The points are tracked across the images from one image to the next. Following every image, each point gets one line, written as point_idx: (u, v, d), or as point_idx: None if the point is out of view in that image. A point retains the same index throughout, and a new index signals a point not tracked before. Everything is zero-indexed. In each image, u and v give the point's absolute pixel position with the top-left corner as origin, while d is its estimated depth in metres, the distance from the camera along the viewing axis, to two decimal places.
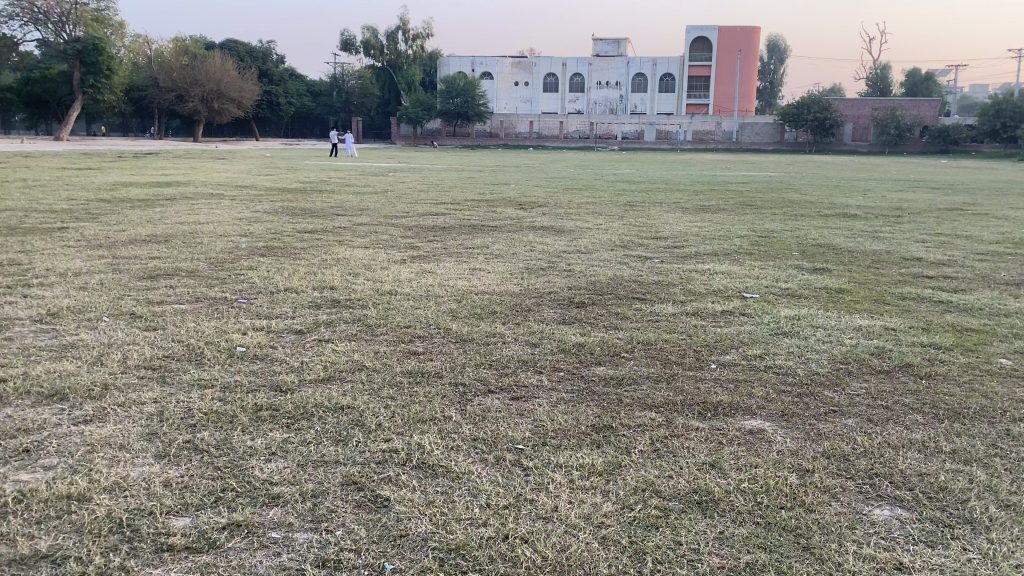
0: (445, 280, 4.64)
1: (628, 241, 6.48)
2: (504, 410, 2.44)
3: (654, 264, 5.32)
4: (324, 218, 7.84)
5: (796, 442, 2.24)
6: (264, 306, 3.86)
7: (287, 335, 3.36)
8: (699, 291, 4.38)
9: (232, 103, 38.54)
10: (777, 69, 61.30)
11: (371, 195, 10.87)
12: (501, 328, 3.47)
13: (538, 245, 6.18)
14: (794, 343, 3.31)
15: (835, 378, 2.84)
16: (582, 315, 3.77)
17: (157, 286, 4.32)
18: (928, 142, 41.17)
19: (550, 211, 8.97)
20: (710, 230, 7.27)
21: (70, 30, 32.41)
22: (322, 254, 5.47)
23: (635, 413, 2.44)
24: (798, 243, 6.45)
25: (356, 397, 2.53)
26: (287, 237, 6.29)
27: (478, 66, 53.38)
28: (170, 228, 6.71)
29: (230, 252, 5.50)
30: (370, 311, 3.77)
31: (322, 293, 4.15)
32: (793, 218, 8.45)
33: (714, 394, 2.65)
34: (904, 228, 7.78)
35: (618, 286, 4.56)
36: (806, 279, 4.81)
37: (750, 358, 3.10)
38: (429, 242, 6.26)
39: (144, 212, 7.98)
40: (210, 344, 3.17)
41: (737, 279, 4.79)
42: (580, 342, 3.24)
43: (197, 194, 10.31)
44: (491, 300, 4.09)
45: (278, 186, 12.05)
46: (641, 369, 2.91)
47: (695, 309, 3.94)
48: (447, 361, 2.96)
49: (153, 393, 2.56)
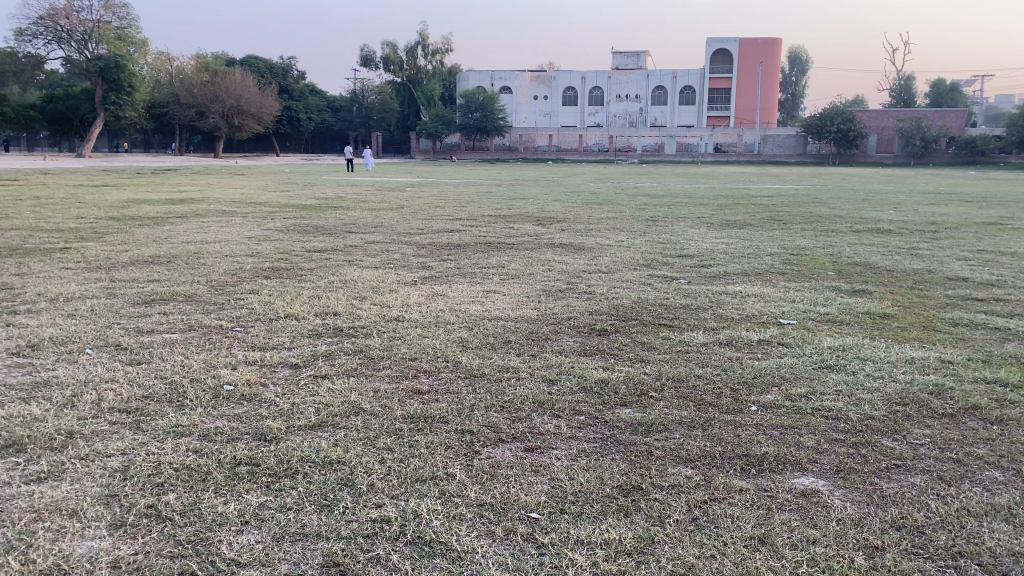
0: (458, 304, 4.34)
1: (652, 260, 6.16)
2: (516, 466, 2.12)
3: (680, 285, 4.99)
4: (337, 236, 7.58)
5: (859, 508, 1.91)
6: (262, 336, 3.59)
7: (280, 370, 3.07)
8: (730, 317, 4.05)
9: (252, 118, 38.61)
10: (799, 81, 60.73)
11: (386, 211, 10.64)
12: (515, 361, 3.15)
13: (557, 264, 5.88)
14: (842, 379, 2.96)
15: (892, 424, 2.50)
16: (604, 345, 3.44)
17: (150, 312, 4.07)
18: (955, 153, 40.50)
19: (570, 226, 8.68)
20: (738, 247, 6.95)
21: (92, 48, 32.67)
22: (330, 275, 5.20)
23: (667, 469, 2.12)
24: (832, 262, 6.09)
25: (348, 449, 2.23)
26: (294, 257, 6.05)
27: (497, 80, 53.39)
28: (176, 247, 6.49)
29: (233, 274, 5.25)
30: (374, 341, 3.48)
31: (324, 321, 3.86)
32: (825, 233, 8.11)
33: (757, 444, 2.33)
34: (943, 244, 7.40)
35: (643, 310, 4.24)
36: (847, 303, 4.46)
37: (794, 397, 2.76)
38: (442, 262, 5.98)
39: (153, 230, 7.79)
40: (196, 382, 2.88)
41: (770, 302, 4.44)
42: (603, 379, 2.92)
43: (209, 212, 10.10)
44: (505, 327, 3.78)
45: (291, 203, 11.85)
46: (672, 413, 2.59)
47: (729, 339, 3.60)
48: (454, 403, 2.64)
49: (121, 443, 2.27)
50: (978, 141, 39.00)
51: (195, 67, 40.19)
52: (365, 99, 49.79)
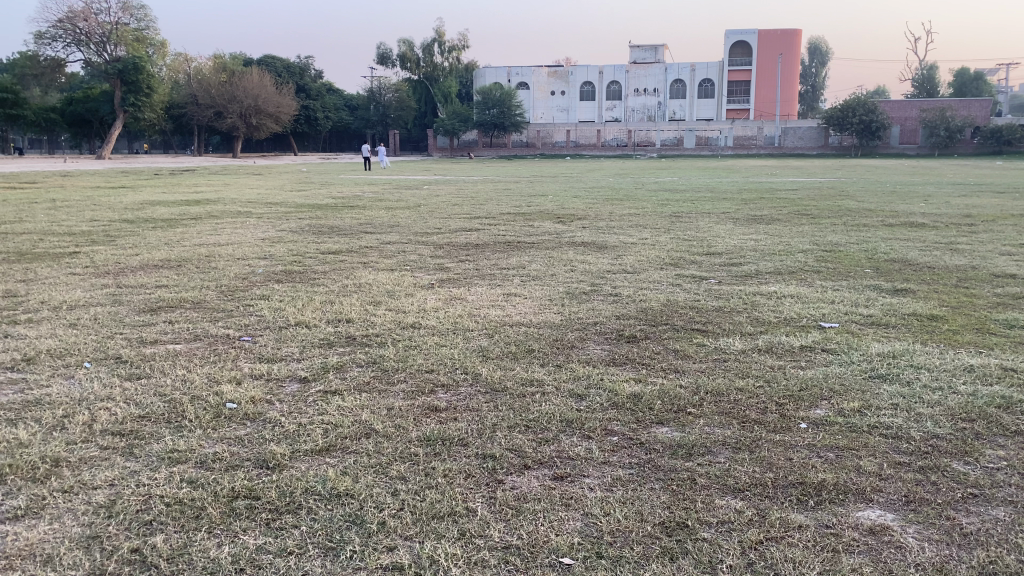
0: (476, 309, 4.12)
1: (678, 258, 5.93)
2: (545, 500, 1.89)
3: (711, 286, 4.74)
4: (352, 236, 7.40)
5: (939, 552, 1.67)
6: (270, 346, 3.39)
7: (289, 385, 2.87)
8: (767, 321, 3.79)
9: (270, 118, 38.59)
10: (819, 72, 59.96)
11: (402, 210, 10.44)
12: (539, 373, 2.93)
13: (580, 263, 5.64)
14: (897, 391, 2.71)
15: (962, 444, 2.24)
16: (635, 354, 3.21)
17: (155, 321, 3.88)
18: (981, 143, 39.81)
19: (591, 224, 8.43)
20: (767, 244, 6.68)
21: (111, 50, 32.79)
22: (343, 279, 5.00)
23: (715, 502, 1.89)
24: (869, 258, 5.80)
25: (358, 478, 2.01)
26: (308, 260, 5.85)
27: (514, 76, 53.14)
28: (187, 251, 6.31)
29: (244, 278, 5.06)
30: (388, 351, 3.26)
31: (336, 328, 3.66)
32: (856, 227, 7.82)
33: (811, 469, 2.09)
34: (981, 237, 7.10)
35: (673, 313, 4.01)
36: (891, 304, 4.18)
37: (846, 413, 2.52)
38: (460, 263, 5.76)
39: (165, 233, 7.64)
40: (197, 399, 2.68)
41: (809, 304, 4.18)
42: (636, 394, 2.68)
43: (224, 213, 9.96)
44: (527, 334, 3.55)
45: (306, 202, 11.68)
46: (715, 432, 2.35)
47: (769, 346, 3.35)
48: (474, 422, 2.42)
49: (109, 473, 2.07)
50: (1004, 130, 38.29)
51: (213, 67, 40.27)
52: (382, 97, 49.71)
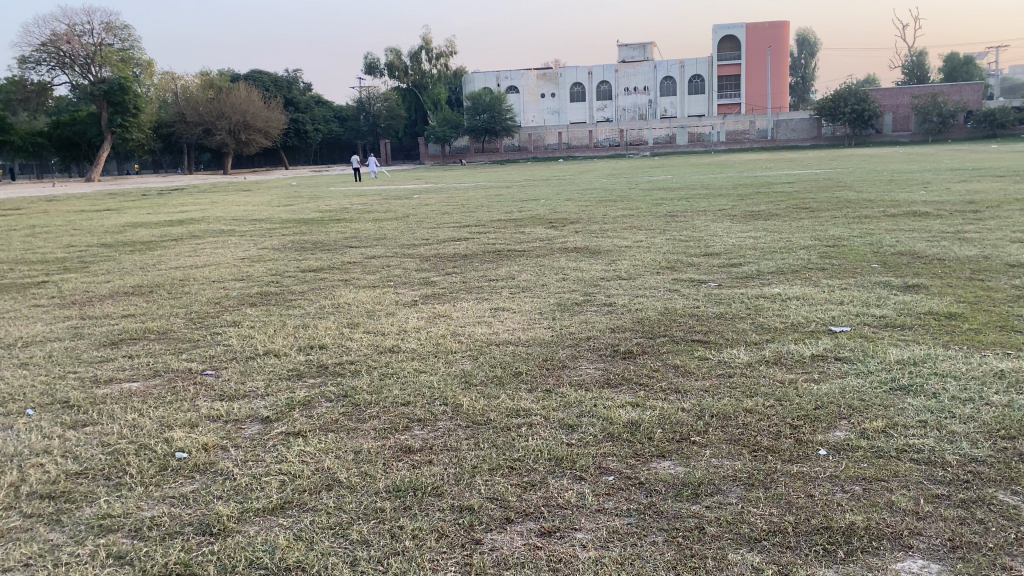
0: (461, 327, 3.84)
1: (674, 260, 5.66)
2: (529, 565, 1.63)
3: (710, 290, 4.47)
4: (335, 251, 7.13)
5: None
6: (234, 380, 3.11)
7: (249, 428, 2.59)
8: (773, 328, 3.51)
9: (259, 133, 38.31)
10: (809, 63, 59.80)
11: (391, 221, 10.17)
12: (526, 401, 2.64)
13: (572, 271, 5.37)
14: (925, 406, 2.43)
15: (1008, 469, 1.96)
16: (631, 373, 2.93)
17: (115, 356, 3.59)
18: (974, 127, 39.65)
19: (584, 227, 8.17)
20: (768, 241, 6.41)
21: (96, 71, 32.45)
22: (321, 299, 4.73)
23: (727, 560, 1.62)
24: (875, 252, 5.54)
25: (313, 545, 1.74)
26: (286, 279, 5.58)
27: (503, 80, 52.93)
28: (161, 275, 6.04)
29: (215, 303, 4.78)
30: (362, 382, 2.98)
31: (307, 357, 3.38)
32: (857, 220, 7.56)
33: (837, 508, 1.81)
34: (989, 224, 6.83)
35: (671, 322, 3.73)
36: (904, 302, 3.91)
37: (869, 435, 2.24)
38: (446, 276, 5.50)
39: (143, 256, 7.36)
40: (142, 450, 2.39)
41: (816, 307, 3.91)
42: (633, 422, 2.39)
43: (207, 232, 9.69)
44: (514, 354, 3.27)
45: (293, 217, 11.41)
46: (724, 466, 2.08)
47: (776, 356, 3.07)
48: (452, 465, 2.14)
49: (27, 548, 1.80)
50: (997, 114, 38.13)
51: (201, 85, 40.00)
52: (372, 107, 49.48)
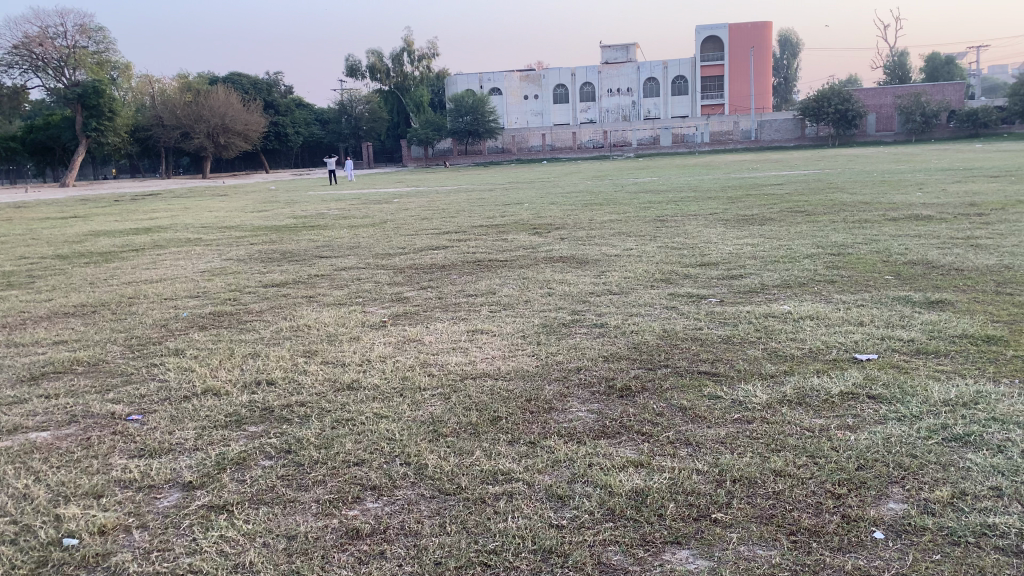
0: (435, 355, 3.37)
1: (669, 271, 5.23)
2: None
3: (712, 308, 4.02)
4: (304, 263, 6.64)
5: None
6: (160, 431, 2.62)
7: (165, 498, 2.11)
8: (790, 356, 3.06)
9: (238, 136, 37.60)
10: (791, 64, 59.78)
11: (367, 228, 9.68)
12: (505, 460, 2.17)
13: (559, 285, 4.91)
14: (993, 467, 1.98)
15: None
16: (628, 419, 2.46)
17: (29, 396, 3.08)
18: (957, 126, 39.70)
19: (569, 234, 7.73)
20: (766, 249, 5.99)
21: (70, 74, 31.45)
22: (279, 321, 4.23)
23: None
24: (886, 262, 5.11)
25: None
26: (245, 296, 5.09)
27: (486, 82, 52.51)
28: (110, 292, 5.53)
29: (162, 326, 4.27)
30: (312, 432, 2.49)
31: (250, 398, 2.89)
32: (856, 224, 7.18)
33: None
34: (996, 228, 6.46)
35: (673, 349, 3.27)
36: (932, 322, 3.47)
37: (934, 509, 1.79)
38: (420, 291, 5.02)
39: (96, 270, 6.84)
40: (21, 535, 1.90)
41: (835, 328, 3.45)
42: (638, 490, 1.94)
43: (172, 241, 9.16)
44: (491, 393, 2.79)
45: (265, 224, 10.89)
46: (757, 559, 1.63)
47: (799, 396, 2.60)
48: (410, 563, 1.68)
49: None
50: (980, 113, 38.16)
51: (178, 88, 39.15)
52: (354, 109, 48.86)
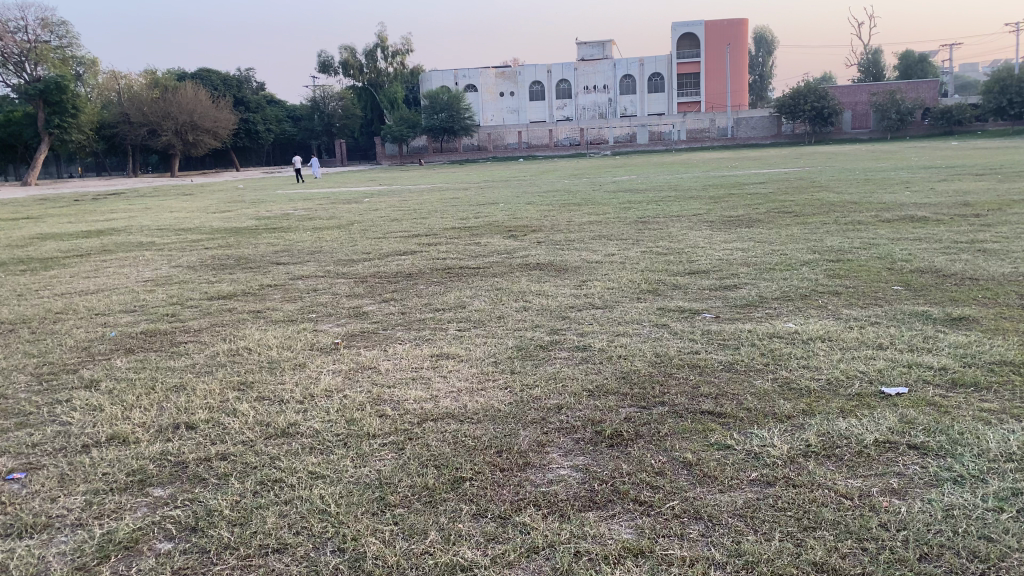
0: (392, 388, 2.88)
1: (656, 280, 4.79)
2: None
3: (707, 325, 3.58)
4: (258, 270, 6.12)
5: None
6: (42, 497, 2.10)
7: None
8: (806, 391, 2.60)
9: (207, 133, 36.74)
10: (766, 62, 59.89)
11: (332, 230, 9.16)
12: (469, 547, 1.69)
13: (535, 297, 4.45)
14: None
15: None
16: (619, 479, 2.00)
17: None
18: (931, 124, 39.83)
19: (547, 237, 7.28)
20: (758, 254, 5.57)
21: (31, 69, 30.34)
22: (217, 342, 3.71)
23: None
24: (890, 270, 4.69)
25: None
26: (185, 311, 4.56)
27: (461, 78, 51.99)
28: (35, 305, 4.97)
29: (83, 349, 3.74)
30: (228, 500, 1.99)
31: (163, 448, 2.38)
32: (849, 227, 6.80)
33: None
34: (996, 231, 6.10)
35: (670, 380, 2.80)
36: (963, 346, 3.03)
37: None
38: (381, 304, 4.54)
39: (28, 279, 6.25)
40: None
41: (855, 353, 3.00)
42: None
43: (121, 245, 8.55)
44: (453, 442, 2.30)
45: (226, 226, 10.32)
46: None
47: (826, 445, 2.15)
48: None
49: None
50: (954, 111, 38.26)
51: (145, 83, 38.13)
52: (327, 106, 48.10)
